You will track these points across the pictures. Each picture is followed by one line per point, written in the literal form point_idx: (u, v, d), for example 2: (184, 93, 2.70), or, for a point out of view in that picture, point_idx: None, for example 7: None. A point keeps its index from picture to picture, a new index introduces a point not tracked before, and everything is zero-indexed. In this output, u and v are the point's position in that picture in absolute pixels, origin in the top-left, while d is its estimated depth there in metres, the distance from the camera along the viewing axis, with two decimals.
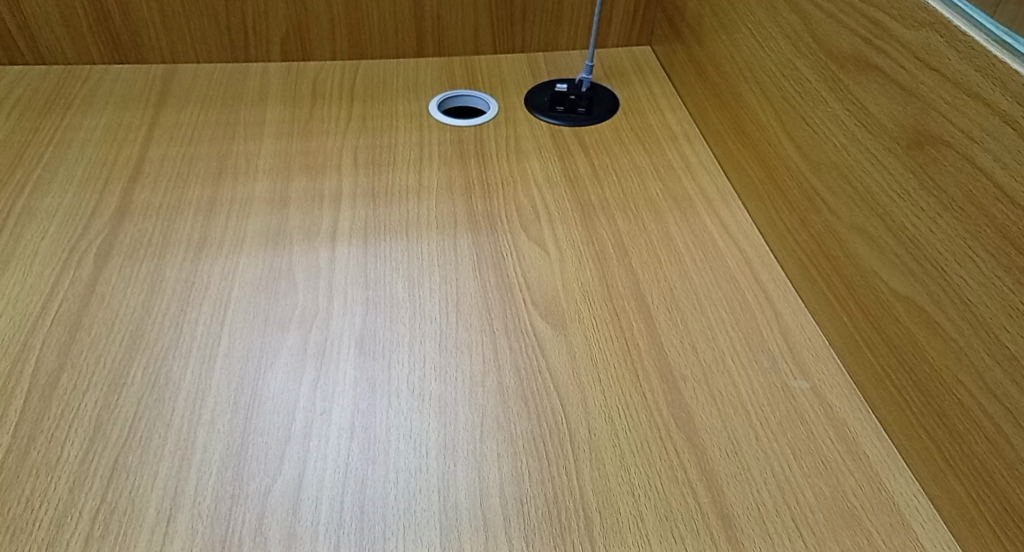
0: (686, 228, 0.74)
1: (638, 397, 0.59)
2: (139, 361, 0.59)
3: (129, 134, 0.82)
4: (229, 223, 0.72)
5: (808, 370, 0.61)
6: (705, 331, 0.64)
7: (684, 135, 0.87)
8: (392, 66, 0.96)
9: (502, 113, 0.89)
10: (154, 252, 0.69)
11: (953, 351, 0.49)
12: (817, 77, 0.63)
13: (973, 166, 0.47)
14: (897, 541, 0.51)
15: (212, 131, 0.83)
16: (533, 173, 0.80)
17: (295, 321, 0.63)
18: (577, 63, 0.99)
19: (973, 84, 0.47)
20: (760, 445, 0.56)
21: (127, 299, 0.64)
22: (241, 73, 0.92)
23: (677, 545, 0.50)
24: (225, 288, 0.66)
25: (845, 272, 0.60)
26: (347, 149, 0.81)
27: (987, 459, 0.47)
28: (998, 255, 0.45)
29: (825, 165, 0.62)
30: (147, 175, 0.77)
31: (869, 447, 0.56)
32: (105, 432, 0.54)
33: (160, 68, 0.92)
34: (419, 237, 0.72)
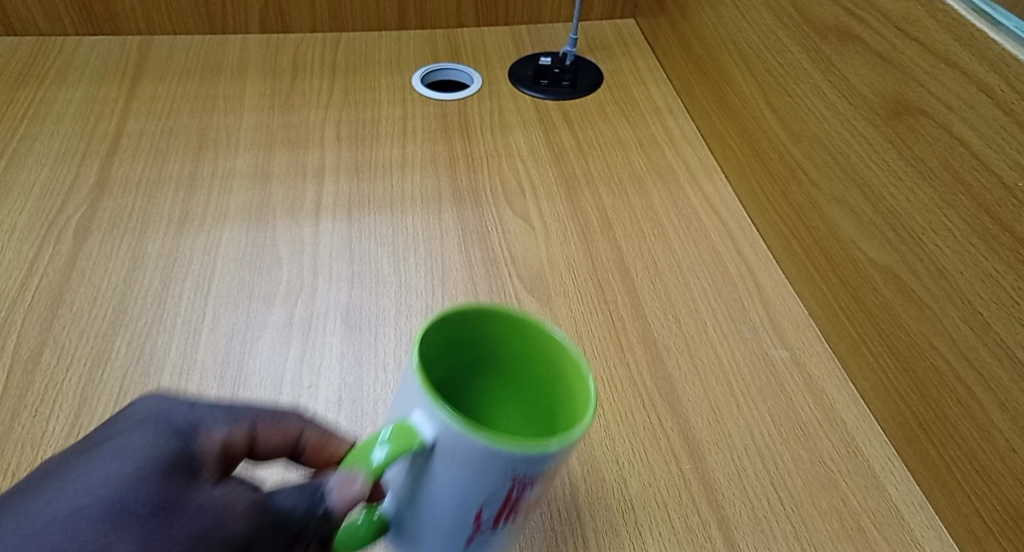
0: (670, 201, 0.75)
1: (622, 368, 0.59)
2: (123, 336, 0.59)
3: (106, 108, 0.81)
4: (210, 198, 0.71)
5: (788, 339, 0.62)
6: (688, 302, 0.65)
7: (667, 108, 0.87)
8: (374, 39, 0.95)
9: (486, 87, 0.88)
10: (135, 227, 0.68)
11: (928, 319, 0.50)
12: (799, 48, 0.63)
13: (950, 136, 0.47)
14: (872, 503, 0.52)
15: (191, 105, 0.82)
16: (517, 147, 0.80)
17: (281, 296, 0.63)
18: (561, 36, 0.98)
19: (952, 53, 0.47)
20: (740, 412, 0.57)
21: (109, 274, 0.64)
22: (219, 45, 0.91)
23: (660, 510, 0.51)
24: (208, 263, 0.65)
25: (825, 243, 0.61)
26: (329, 123, 0.81)
27: (959, 421, 0.48)
28: (973, 223, 0.46)
29: (806, 136, 0.62)
30: (126, 149, 0.76)
31: (847, 413, 0.57)
32: (90, 406, 0.54)
33: (136, 41, 0.91)
34: (404, 212, 0.71)
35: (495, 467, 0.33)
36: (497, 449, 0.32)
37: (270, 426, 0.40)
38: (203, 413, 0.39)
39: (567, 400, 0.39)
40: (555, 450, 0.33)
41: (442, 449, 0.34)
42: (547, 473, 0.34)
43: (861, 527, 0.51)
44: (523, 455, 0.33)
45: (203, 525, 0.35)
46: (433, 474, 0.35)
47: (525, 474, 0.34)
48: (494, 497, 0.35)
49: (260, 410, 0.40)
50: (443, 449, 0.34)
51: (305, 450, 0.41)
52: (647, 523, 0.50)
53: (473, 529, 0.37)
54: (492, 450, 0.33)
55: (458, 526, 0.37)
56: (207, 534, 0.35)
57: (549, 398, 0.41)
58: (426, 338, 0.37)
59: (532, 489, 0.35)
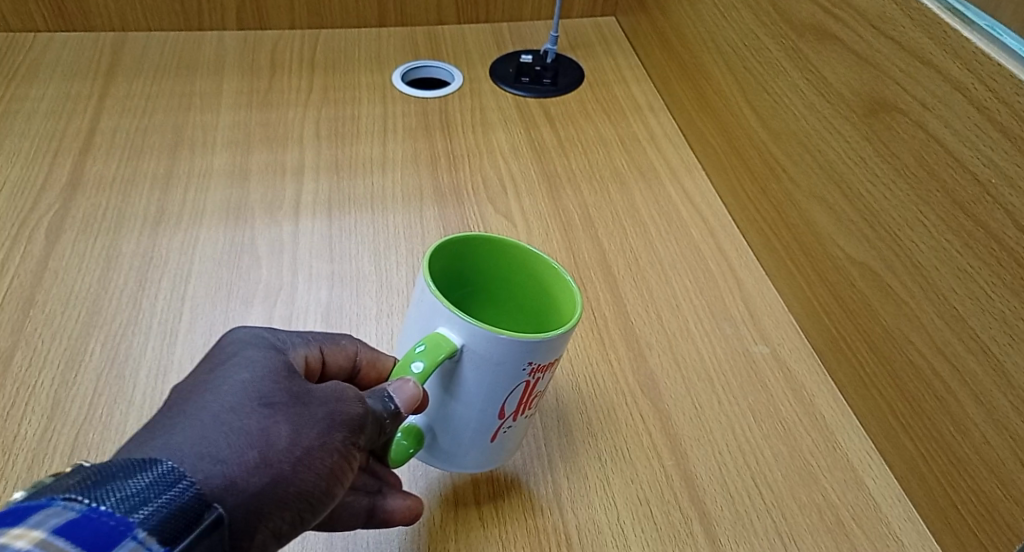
0: (651, 198, 0.75)
1: (605, 366, 0.59)
2: (98, 338, 0.58)
3: (79, 105, 0.80)
4: (187, 197, 0.71)
5: (768, 336, 0.63)
6: (670, 299, 0.65)
7: (648, 106, 0.87)
8: (354, 36, 0.94)
9: (467, 84, 0.88)
10: (110, 226, 0.67)
11: (905, 314, 0.50)
12: (777, 46, 0.64)
13: (925, 133, 0.48)
14: (851, 496, 0.52)
15: (167, 102, 0.81)
16: (499, 145, 0.80)
17: (260, 296, 0.62)
18: (542, 33, 0.98)
19: (926, 51, 0.48)
20: (722, 408, 0.57)
21: (83, 274, 0.63)
22: (196, 42, 0.90)
23: (642, 506, 0.51)
24: (185, 263, 0.64)
25: (804, 240, 0.61)
26: (308, 121, 0.80)
27: (935, 415, 0.48)
28: (948, 219, 0.46)
29: (785, 134, 0.63)
30: (100, 147, 0.75)
31: (826, 408, 0.58)
32: (64, 409, 0.53)
33: (110, 37, 0.89)
34: (385, 210, 0.71)
35: (517, 358, 0.43)
36: (518, 341, 0.42)
37: (332, 349, 0.46)
38: (282, 335, 0.44)
39: (550, 301, 0.49)
40: (560, 336, 0.44)
41: (471, 353, 0.43)
42: (556, 357, 0.45)
43: (840, 520, 0.51)
44: (536, 342, 0.43)
45: (331, 408, 0.39)
46: (464, 377, 0.44)
47: (540, 360, 0.44)
48: (516, 387, 0.45)
49: (319, 337, 0.46)
50: (470, 354, 0.43)
51: (359, 369, 0.48)
52: (629, 520, 0.50)
53: (500, 421, 0.47)
54: (512, 344, 0.42)
55: (488, 421, 0.46)
56: (333, 416, 0.39)
57: (529, 307, 0.51)
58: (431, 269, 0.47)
59: (546, 376, 0.46)
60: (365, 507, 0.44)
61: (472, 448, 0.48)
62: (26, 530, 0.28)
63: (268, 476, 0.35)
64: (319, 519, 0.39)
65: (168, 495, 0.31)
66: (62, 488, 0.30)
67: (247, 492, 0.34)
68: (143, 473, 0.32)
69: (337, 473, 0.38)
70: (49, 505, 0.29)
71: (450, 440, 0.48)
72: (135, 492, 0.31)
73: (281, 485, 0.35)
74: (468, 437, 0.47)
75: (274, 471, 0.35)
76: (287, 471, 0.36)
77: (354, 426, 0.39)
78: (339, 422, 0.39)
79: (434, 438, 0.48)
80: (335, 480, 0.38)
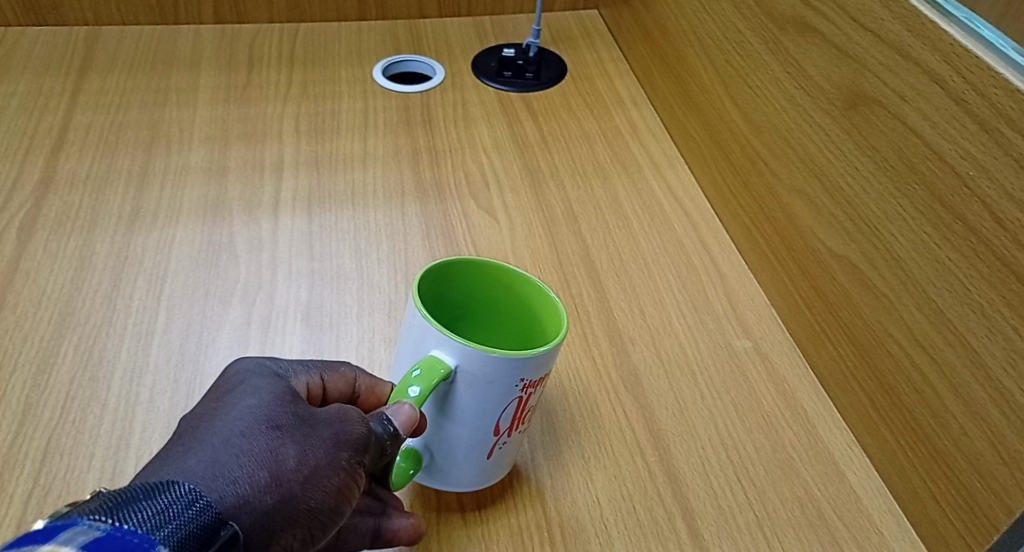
0: (634, 193, 0.75)
1: (588, 362, 0.59)
2: (71, 340, 0.57)
3: (52, 101, 0.78)
4: (163, 194, 0.69)
5: (751, 330, 0.63)
6: (652, 294, 0.65)
7: (631, 100, 0.86)
8: (334, 30, 0.93)
9: (449, 78, 0.87)
10: (83, 225, 0.66)
11: (884, 307, 0.50)
12: (758, 39, 0.63)
13: (904, 126, 0.48)
14: (833, 490, 0.52)
15: (143, 98, 0.80)
16: (481, 140, 0.79)
17: (238, 295, 0.61)
18: (524, 27, 0.98)
19: (905, 43, 0.48)
20: (704, 403, 0.57)
21: (56, 275, 0.62)
22: (172, 36, 0.88)
23: (625, 503, 0.51)
24: (161, 262, 0.63)
25: (786, 233, 0.61)
26: (287, 116, 0.79)
27: (915, 408, 0.48)
28: (926, 213, 0.46)
29: (766, 128, 0.62)
30: (73, 144, 0.74)
31: (808, 402, 0.58)
32: (36, 414, 0.52)
33: (83, 32, 0.88)
34: (366, 206, 0.70)
35: (507, 376, 0.43)
36: (508, 359, 0.42)
37: (331, 376, 0.46)
38: (280, 365, 0.43)
39: (536, 319, 0.48)
40: (549, 351, 0.44)
41: (463, 374, 0.43)
42: (546, 371, 0.45)
43: (821, 513, 0.51)
44: (525, 358, 0.43)
45: (335, 429, 0.39)
46: (458, 398, 0.44)
47: (531, 375, 0.44)
48: (510, 404, 0.45)
49: (317, 365, 0.46)
50: (463, 375, 0.43)
51: (359, 395, 0.47)
52: (612, 516, 0.50)
53: (495, 438, 0.47)
54: (504, 362, 0.42)
55: (484, 438, 0.46)
56: (338, 436, 0.39)
57: (513, 323, 0.50)
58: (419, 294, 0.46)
59: (538, 390, 0.46)
60: (371, 527, 0.45)
61: (468, 465, 0.48)
62: (58, 544, 0.28)
63: (277, 496, 0.35)
64: (327, 539, 0.39)
65: (188, 514, 0.31)
66: (87, 509, 0.30)
67: (258, 511, 0.34)
68: (162, 494, 0.32)
69: (345, 491, 0.39)
70: (75, 524, 0.29)
71: (447, 460, 0.47)
72: (156, 511, 0.31)
73: (292, 502, 0.36)
74: (465, 457, 0.47)
75: (283, 490, 0.36)
76: (297, 488, 0.36)
77: (358, 445, 0.40)
78: (344, 442, 0.39)
79: (432, 457, 0.48)
80: (343, 499, 0.38)
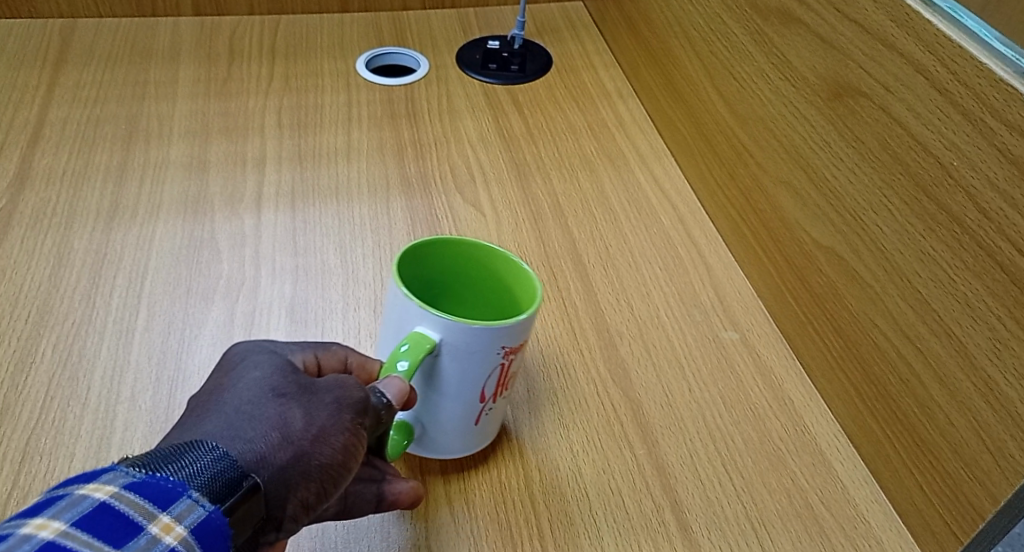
0: (620, 185, 0.74)
1: (575, 355, 0.59)
2: (49, 339, 0.56)
3: (26, 95, 0.77)
4: (143, 190, 0.68)
5: (738, 322, 0.63)
6: (640, 287, 0.65)
7: (617, 92, 0.86)
8: (316, 22, 0.92)
9: (433, 71, 0.87)
10: (60, 222, 0.65)
11: (870, 298, 0.50)
12: (743, 30, 0.63)
13: (888, 116, 0.48)
14: (820, 480, 0.53)
15: (120, 92, 0.78)
16: (466, 133, 0.79)
17: (220, 291, 0.61)
18: (509, 18, 0.97)
19: (889, 34, 0.48)
20: (692, 396, 0.57)
21: (32, 273, 0.61)
22: (150, 29, 0.87)
23: (614, 496, 0.51)
24: (141, 259, 0.62)
25: (771, 225, 0.61)
26: (269, 110, 0.78)
27: (901, 398, 0.49)
28: (911, 203, 0.46)
29: (751, 119, 0.62)
30: (49, 139, 0.72)
31: (795, 393, 0.58)
32: (13, 414, 0.51)
33: (59, 24, 0.86)
34: (350, 201, 0.69)
35: (490, 346, 0.44)
36: (488, 331, 0.43)
37: (325, 355, 0.44)
38: (275, 345, 0.42)
39: (513, 294, 0.49)
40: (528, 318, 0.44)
41: (449, 350, 0.44)
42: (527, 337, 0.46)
43: (809, 504, 0.51)
44: (505, 328, 0.43)
45: (336, 393, 0.37)
46: (444, 373, 0.45)
47: (512, 344, 0.44)
48: (495, 374, 0.46)
49: (309, 347, 0.45)
50: (448, 351, 0.44)
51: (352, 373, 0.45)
52: (601, 510, 0.50)
53: (483, 405, 0.48)
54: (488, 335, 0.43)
55: (472, 407, 0.47)
56: (341, 399, 0.37)
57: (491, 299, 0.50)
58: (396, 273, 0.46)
59: (520, 357, 0.46)
60: (375, 494, 0.43)
61: (460, 434, 0.49)
62: (101, 483, 0.30)
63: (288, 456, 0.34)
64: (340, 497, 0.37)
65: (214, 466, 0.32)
66: (125, 459, 0.31)
67: (270, 470, 0.33)
68: (190, 449, 0.32)
69: (353, 451, 0.37)
70: (113, 468, 0.30)
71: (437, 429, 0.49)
72: (186, 462, 0.31)
73: (304, 459, 0.35)
74: (455, 425, 0.48)
75: (296, 446, 0.34)
76: (307, 447, 0.35)
77: (362, 407, 0.38)
78: (346, 404, 0.37)
79: (422, 428, 0.49)
80: (352, 455, 0.37)
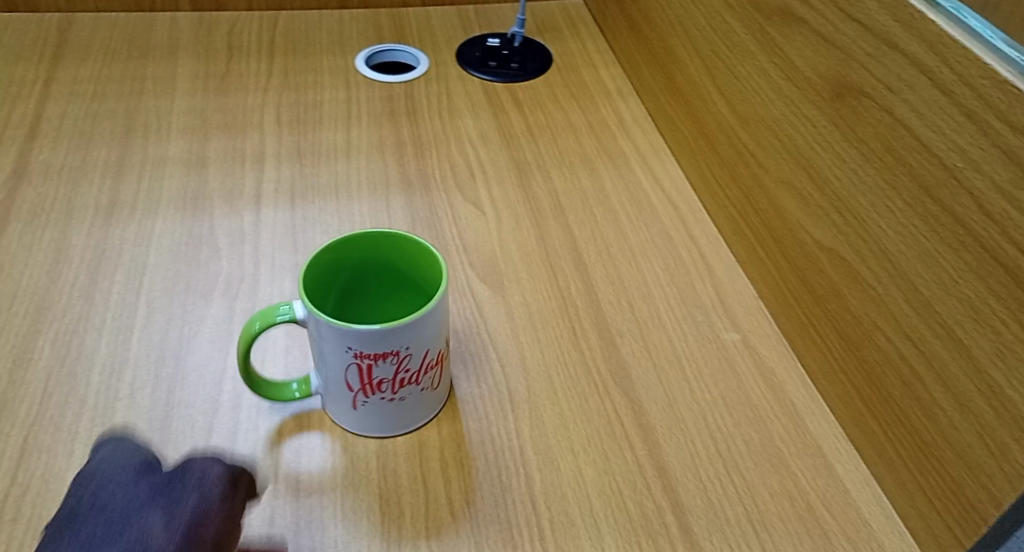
0: (621, 185, 0.74)
1: (576, 355, 0.59)
2: (47, 335, 0.56)
3: (23, 89, 0.76)
4: (141, 186, 0.68)
5: (739, 322, 0.62)
6: (640, 287, 0.64)
7: (617, 91, 0.86)
8: (315, 18, 0.91)
9: (433, 69, 0.86)
10: (58, 218, 0.64)
11: (872, 299, 0.50)
12: (745, 30, 0.63)
13: (892, 117, 0.48)
14: (821, 482, 0.53)
15: (118, 87, 0.78)
16: (467, 131, 0.79)
17: (220, 289, 0.60)
18: (508, 16, 0.96)
19: (893, 34, 0.48)
20: (694, 397, 0.57)
21: (30, 268, 0.60)
22: (148, 23, 0.86)
23: (615, 497, 0.51)
24: (140, 255, 0.62)
25: (773, 225, 0.61)
26: (268, 106, 0.78)
27: (902, 400, 0.49)
28: (914, 204, 0.46)
29: (753, 119, 0.62)
30: (46, 134, 0.72)
31: (796, 394, 0.58)
32: (12, 410, 0.51)
33: (56, 18, 0.86)
34: (350, 199, 0.69)
35: (338, 340, 0.45)
36: (333, 325, 0.44)
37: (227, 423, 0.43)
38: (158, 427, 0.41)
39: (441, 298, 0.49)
40: (383, 328, 0.44)
41: (328, 342, 0.45)
42: (393, 346, 0.45)
43: (810, 506, 0.51)
44: (352, 328, 0.44)
45: None
46: (330, 359, 0.47)
47: (361, 346, 0.45)
48: (377, 370, 0.46)
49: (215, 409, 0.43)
50: (328, 341, 0.45)
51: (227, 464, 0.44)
52: (602, 511, 0.50)
53: (377, 395, 0.49)
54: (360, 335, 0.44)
55: (362, 395, 0.49)
56: None
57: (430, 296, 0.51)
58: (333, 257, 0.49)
59: (383, 364, 0.46)
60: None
61: (345, 414, 0.51)
62: None
63: None
64: None
65: None
66: None
67: None
68: None
69: None
70: None
71: (340, 407, 0.51)
72: None
73: None
74: (353, 407, 0.50)
75: None
76: None
77: None
78: None
79: (331, 403, 0.51)
80: None
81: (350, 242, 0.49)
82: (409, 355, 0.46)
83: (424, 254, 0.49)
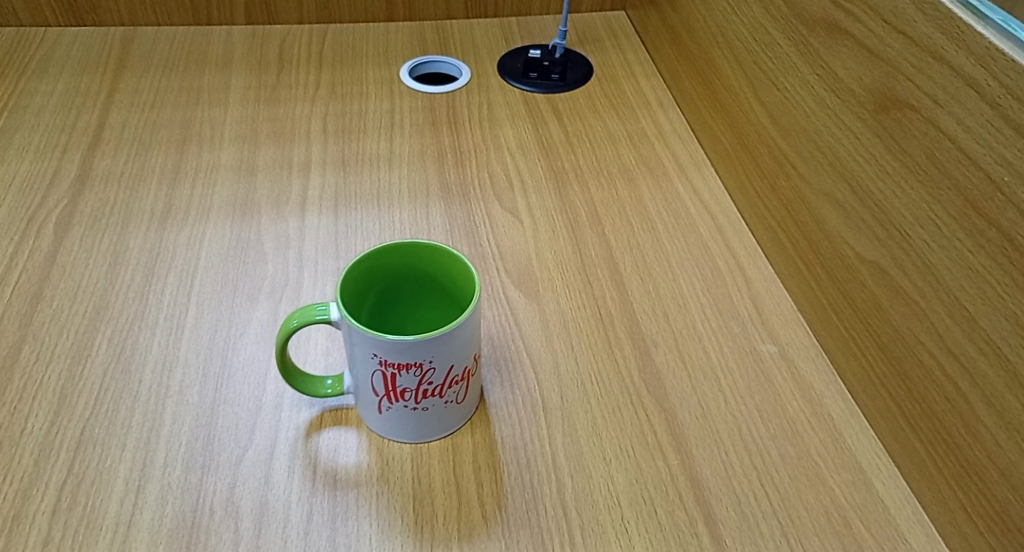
0: (658, 195, 0.74)
1: (610, 364, 0.59)
2: (104, 332, 0.58)
3: (88, 100, 0.80)
4: (194, 192, 0.71)
5: (777, 334, 0.62)
6: (677, 297, 0.64)
7: (657, 101, 0.86)
8: (363, 30, 0.94)
9: (475, 80, 0.88)
10: (117, 222, 0.67)
11: (915, 314, 0.50)
12: (787, 41, 0.63)
13: (937, 130, 0.47)
14: (858, 499, 0.52)
15: (176, 97, 0.81)
16: (506, 141, 0.80)
17: (265, 292, 0.62)
18: (551, 27, 0.98)
19: (938, 46, 0.47)
20: (728, 408, 0.57)
21: (89, 269, 0.63)
22: (204, 37, 0.90)
23: (647, 507, 0.51)
24: (192, 258, 0.65)
25: (814, 238, 0.60)
26: (316, 115, 0.80)
27: (946, 417, 0.48)
28: (959, 218, 0.45)
29: (795, 130, 0.62)
30: (108, 142, 0.75)
31: (834, 408, 0.57)
32: (70, 404, 0.54)
33: (119, 32, 0.90)
34: (391, 206, 0.71)
35: (365, 345, 0.46)
36: (361, 331, 0.45)
37: None
38: None
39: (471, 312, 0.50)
40: (408, 339, 0.45)
41: (358, 347, 0.46)
42: (417, 359, 0.46)
43: (847, 522, 0.50)
44: (379, 337, 0.45)
45: None
46: (359, 362, 0.48)
47: (386, 354, 0.46)
48: (403, 379, 0.47)
49: None
50: (359, 347, 0.46)
51: None
52: (633, 519, 0.50)
53: (402, 403, 0.50)
54: (388, 346, 0.45)
55: (389, 400, 0.50)
56: None
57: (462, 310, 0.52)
58: (376, 264, 0.50)
59: (407, 373, 0.47)
60: None
61: (371, 416, 0.52)
62: None
63: None
64: None
65: None
66: None
67: None
68: None
69: None
70: None
71: (366, 408, 0.52)
72: None
73: None
74: (377, 410, 0.51)
75: None
76: None
77: None
78: None
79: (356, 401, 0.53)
80: None
81: (393, 252, 0.50)
82: (432, 368, 0.47)
83: (461, 271, 0.50)
